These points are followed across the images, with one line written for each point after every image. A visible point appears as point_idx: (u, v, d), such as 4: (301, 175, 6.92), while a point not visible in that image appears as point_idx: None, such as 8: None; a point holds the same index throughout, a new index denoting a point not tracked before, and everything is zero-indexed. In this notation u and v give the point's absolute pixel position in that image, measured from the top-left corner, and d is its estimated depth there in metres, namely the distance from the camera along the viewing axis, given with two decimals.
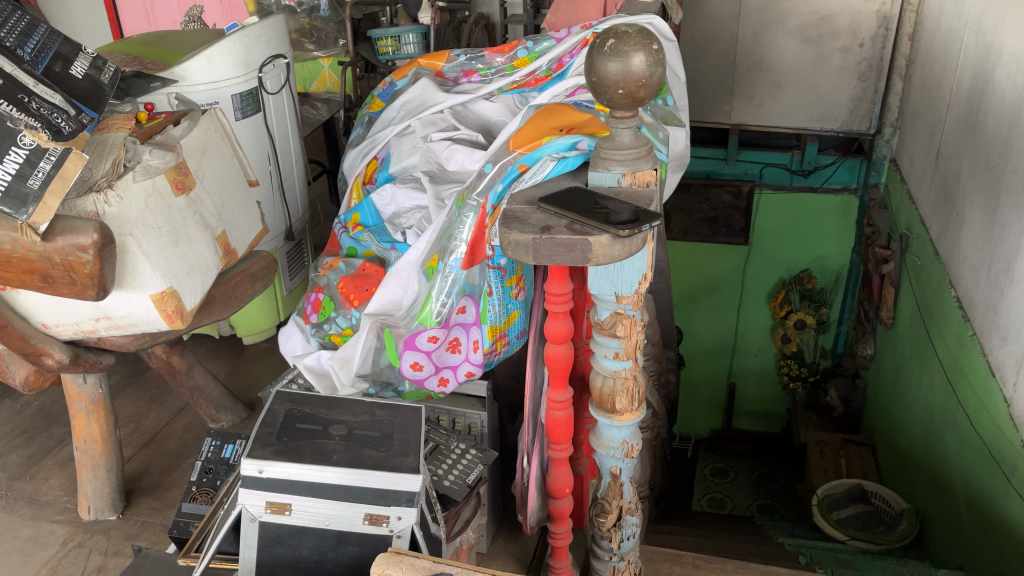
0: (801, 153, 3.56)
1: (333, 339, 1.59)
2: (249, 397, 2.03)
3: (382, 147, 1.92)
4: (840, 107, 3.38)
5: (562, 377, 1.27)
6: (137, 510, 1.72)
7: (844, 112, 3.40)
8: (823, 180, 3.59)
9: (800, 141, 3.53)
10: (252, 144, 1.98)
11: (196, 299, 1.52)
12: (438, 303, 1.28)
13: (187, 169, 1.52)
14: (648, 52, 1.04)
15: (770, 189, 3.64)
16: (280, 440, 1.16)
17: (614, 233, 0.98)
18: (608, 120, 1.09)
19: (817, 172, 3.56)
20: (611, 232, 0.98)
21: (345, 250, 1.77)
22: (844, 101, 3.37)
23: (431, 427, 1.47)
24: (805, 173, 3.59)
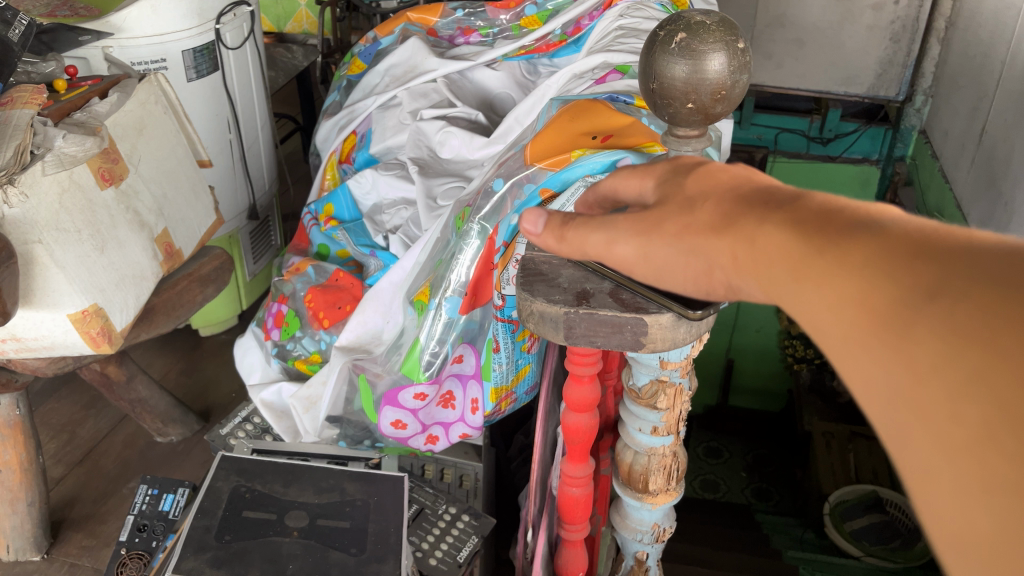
0: (818, 120, 3.26)
1: (298, 366, 1.32)
2: (202, 404, 1.76)
3: (362, 120, 1.62)
4: (867, 70, 2.98)
5: (583, 450, 1.00)
6: (65, 550, 1.46)
7: (870, 76, 3.01)
8: (843, 149, 3.28)
9: (814, 108, 3.26)
10: (207, 109, 1.67)
11: (128, 317, 1.24)
12: (427, 352, 1.01)
13: (116, 154, 1.23)
14: (730, 52, 0.75)
15: (784, 155, 3.35)
16: (220, 541, 0.89)
17: (681, 311, 0.69)
18: (665, 138, 0.81)
19: (833, 139, 3.28)
20: (676, 309, 0.69)
21: (316, 249, 1.47)
22: (871, 64, 2.98)
23: (417, 483, 1.21)
24: (824, 141, 3.27)
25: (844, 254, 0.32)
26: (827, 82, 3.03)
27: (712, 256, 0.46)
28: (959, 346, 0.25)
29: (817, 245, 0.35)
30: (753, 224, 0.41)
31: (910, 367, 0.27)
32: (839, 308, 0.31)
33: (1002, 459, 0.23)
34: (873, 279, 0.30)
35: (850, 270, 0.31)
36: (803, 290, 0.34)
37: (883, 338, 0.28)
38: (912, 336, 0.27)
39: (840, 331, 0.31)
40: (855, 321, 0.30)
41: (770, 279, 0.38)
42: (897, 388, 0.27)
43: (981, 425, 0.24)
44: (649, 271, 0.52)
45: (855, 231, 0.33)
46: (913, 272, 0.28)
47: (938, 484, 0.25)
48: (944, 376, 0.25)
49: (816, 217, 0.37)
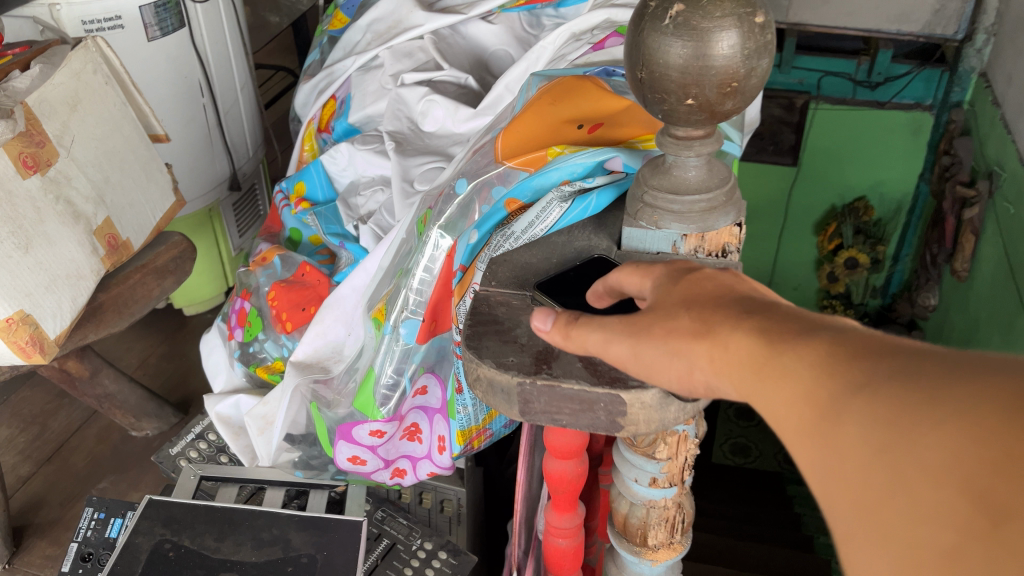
0: (869, 61, 2.48)
1: (259, 372, 1.17)
2: (182, 393, 1.63)
3: (342, 83, 1.44)
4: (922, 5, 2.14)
5: (569, 499, 0.85)
6: (28, 560, 1.35)
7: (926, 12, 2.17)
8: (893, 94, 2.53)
9: (866, 46, 2.45)
10: (173, 71, 1.50)
11: (62, 323, 1.10)
12: (381, 384, 0.85)
13: (42, 136, 1.06)
14: (744, 29, 0.55)
15: (827, 103, 2.62)
16: None
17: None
18: (660, 139, 0.63)
19: (882, 86, 2.52)
20: (664, 384, 0.52)
21: (288, 233, 1.31)
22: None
23: (390, 512, 1.06)
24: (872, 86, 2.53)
25: (787, 349, 0.38)
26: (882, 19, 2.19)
27: (686, 364, 0.44)
28: (873, 426, 0.32)
29: (767, 337, 0.40)
30: (716, 317, 0.44)
31: (834, 446, 0.33)
32: (782, 392, 0.37)
33: (896, 513, 0.30)
34: (818, 374, 0.36)
35: (792, 360, 0.37)
36: (753, 382, 0.39)
37: (813, 417, 0.35)
38: (841, 424, 0.33)
39: (781, 413, 0.37)
40: (799, 410, 0.36)
41: (738, 381, 0.40)
42: (823, 462, 0.33)
43: (885, 488, 0.30)
44: (641, 373, 0.47)
45: (799, 330, 0.39)
46: (844, 370, 0.35)
47: (853, 537, 0.31)
48: (859, 450, 0.32)
49: (778, 322, 0.41)
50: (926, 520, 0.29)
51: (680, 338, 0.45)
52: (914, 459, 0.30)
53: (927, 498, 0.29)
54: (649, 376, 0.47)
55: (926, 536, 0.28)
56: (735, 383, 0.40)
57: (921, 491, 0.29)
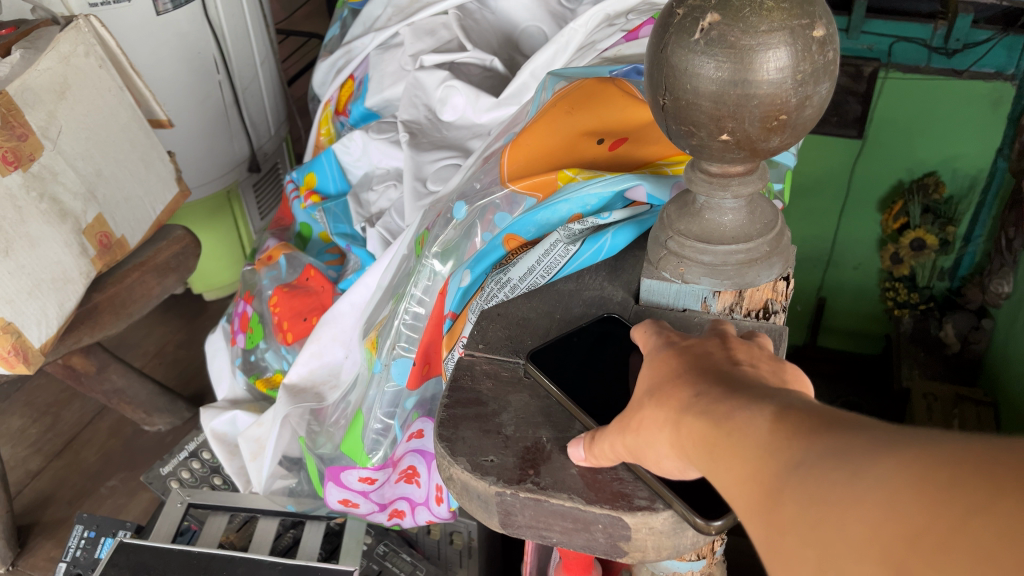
0: (947, 25, 1.88)
1: (260, 384, 1.09)
2: (196, 386, 1.56)
3: (361, 63, 1.32)
4: None
5: (583, 563, 0.75)
6: (32, 562, 1.31)
7: None
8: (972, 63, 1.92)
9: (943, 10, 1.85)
10: (187, 47, 1.40)
11: (48, 331, 1.02)
12: (370, 429, 0.77)
13: (24, 128, 0.97)
14: (797, 47, 0.43)
15: (899, 70, 1.99)
16: None
17: (687, 515, 0.40)
18: (690, 174, 0.51)
19: (963, 53, 1.91)
20: (678, 508, 0.41)
21: (298, 229, 1.22)
22: None
23: (393, 546, 0.97)
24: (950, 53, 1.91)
25: (719, 404, 0.35)
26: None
27: (668, 461, 0.38)
28: (804, 498, 0.29)
29: (704, 394, 0.36)
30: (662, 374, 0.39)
31: (770, 520, 0.30)
32: (714, 459, 0.34)
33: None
34: (759, 453, 0.31)
35: (722, 419, 0.34)
36: (687, 444, 0.35)
37: (748, 490, 0.31)
38: (780, 509, 0.30)
39: (716, 481, 0.34)
40: (745, 494, 0.32)
41: (681, 454, 0.36)
42: (772, 552, 0.30)
43: (820, 565, 0.27)
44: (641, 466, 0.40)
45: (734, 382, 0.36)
46: (782, 448, 0.31)
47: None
48: (793, 526, 0.29)
49: (718, 389, 0.36)
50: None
51: (648, 418, 0.38)
52: (844, 535, 0.27)
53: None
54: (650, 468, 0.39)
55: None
56: (685, 459, 0.36)
57: (853, 570, 0.26)
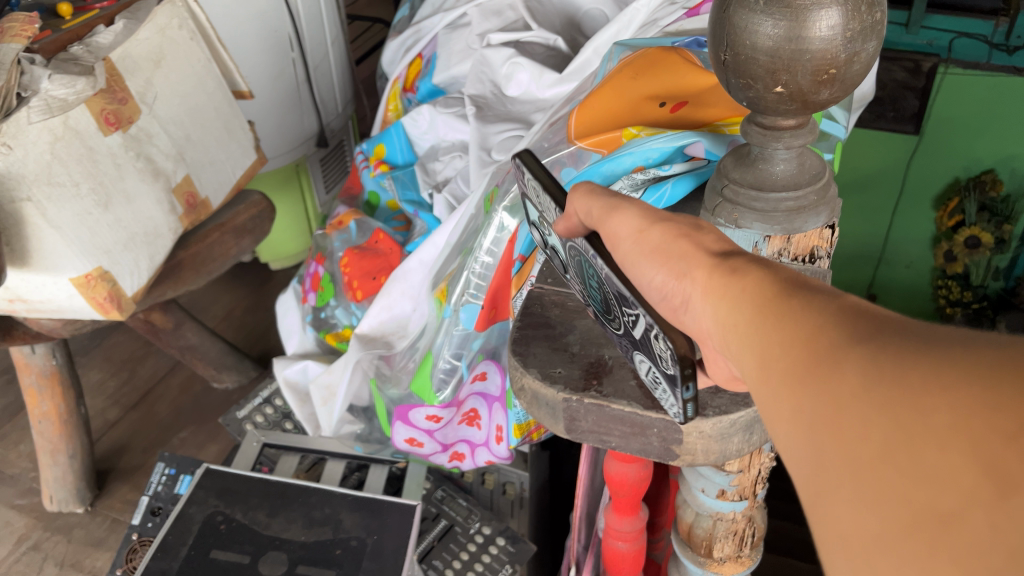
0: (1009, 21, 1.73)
1: (330, 338, 1.17)
2: (262, 348, 1.65)
3: (429, 42, 1.39)
4: None
5: (631, 502, 0.80)
6: (109, 504, 1.40)
7: None
8: None
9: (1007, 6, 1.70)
10: (265, 26, 1.48)
11: (139, 281, 1.11)
12: (439, 368, 0.84)
13: (124, 92, 1.06)
14: (847, 8, 0.47)
15: (959, 66, 1.74)
16: None
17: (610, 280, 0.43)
18: (745, 128, 0.56)
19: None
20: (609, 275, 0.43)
21: (367, 197, 1.29)
22: None
23: (450, 493, 1.03)
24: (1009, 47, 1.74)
25: (788, 298, 0.33)
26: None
27: (669, 264, 0.41)
28: (876, 377, 0.26)
29: (760, 278, 0.36)
30: (714, 277, 0.38)
31: (821, 386, 0.28)
32: (771, 343, 0.32)
33: (895, 475, 0.24)
34: (823, 324, 0.30)
35: (793, 310, 0.32)
36: (747, 333, 0.34)
37: (802, 373, 0.30)
38: (837, 374, 0.28)
39: (766, 364, 0.32)
40: (795, 362, 0.30)
41: (732, 330, 0.35)
42: (814, 416, 0.28)
43: (884, 446, 0.25)
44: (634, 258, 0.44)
45: (805, 281, 0.34)
46: (853, 324, 0.29)
47: (835, 501, 0.26)
48: (858, 402, 0.26)
49: (788, 279, 0.35)
50: (927, 482, 0.23)
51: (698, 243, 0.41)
52: (923, 415, 0.24)
53: (934, 460, 0.23)
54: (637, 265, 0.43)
55: (929, 504, 0.23)
56: (722, 326, 0.36)
57: (927, 452, 0.24)
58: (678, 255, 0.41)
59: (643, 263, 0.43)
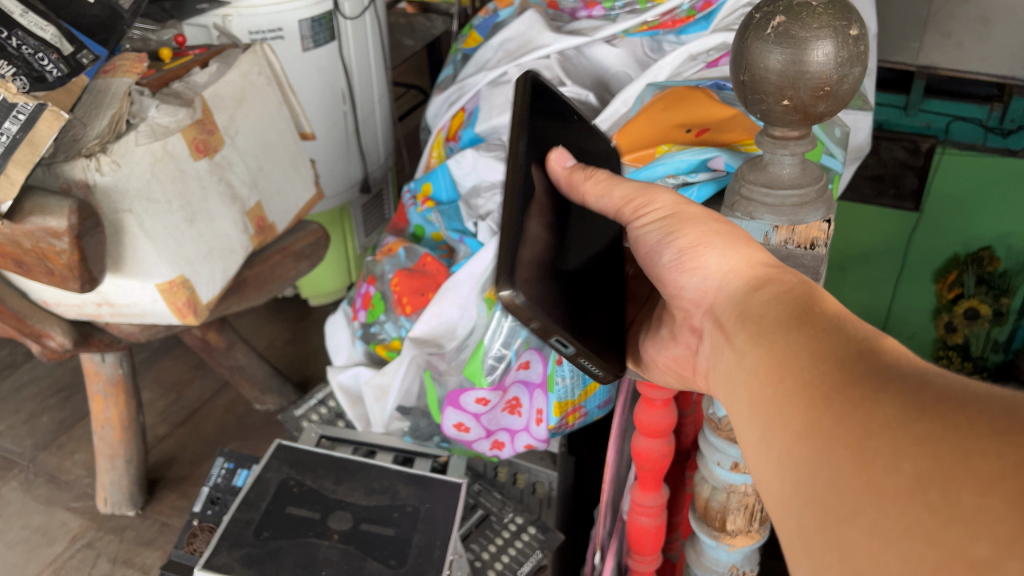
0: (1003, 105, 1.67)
1: (379, 350, 1.29)
2: (301, 375, 1.76)
3: (471, 97, 1.54)
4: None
5: (655, 478, 0.90)
6: (158, 508, 1.50)
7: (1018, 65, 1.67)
8: None
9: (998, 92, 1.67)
10: (322, 79, 1.65)
11: (214, 290, 1.24)
12: (490, 356, 1.01)
13: (212, 125, 1.21)
14: (839, 42, 0.61)
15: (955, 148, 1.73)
16: (257, 539, 0.87)
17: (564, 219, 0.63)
18: (760, 139, 0.70)
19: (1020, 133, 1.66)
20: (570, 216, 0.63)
21: (413, 229, 1.43)
22: None
23: (485, 487, 1.14)
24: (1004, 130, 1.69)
25: (831, 334, 0.41)
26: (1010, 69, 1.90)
27: (693, 238, 0.57)
28: (915, 417, 0.33)
29: (806, 322, 0.43)
30: (763, 304, 0.48)
31: (860, 419, 0.35)
32: (814, 365, 0.40)
33: (927, 509, 0.31)
34: (862, 373, 0.37)
35: (839, 343, 0.40)
36: (791, 368, 0.41)
37: (841, 396, 0.37)
38: (875, 412, 0.35)
39: (804, 386, 0.39)
40: (835, 393, 0.37)
41: (779, 365, 0.42)
42: (846, 445, 0.35)
43: (916, 480, 0.31)
44: (672, 220, 0.59)
45: (852, 320, 0.42)
46: (893, 376, 0.36)
47: (863, 516, 0.33)
48: (896, 438, 0.33)
49: (830, 323, 0.42)
50: (955, 521, 0.30)
51: (734, 232, 0.56)
52: (961, 460, 0.31)
53: (965, 502, 0.30)
54: (668, 227, 0.59)
55: (957, 544, 0.29)
56: (766, 360, 0.44)
57: (961, 494, 0.30)
58: (714, 233, 0.56)
59: (678, 224, 0.58)
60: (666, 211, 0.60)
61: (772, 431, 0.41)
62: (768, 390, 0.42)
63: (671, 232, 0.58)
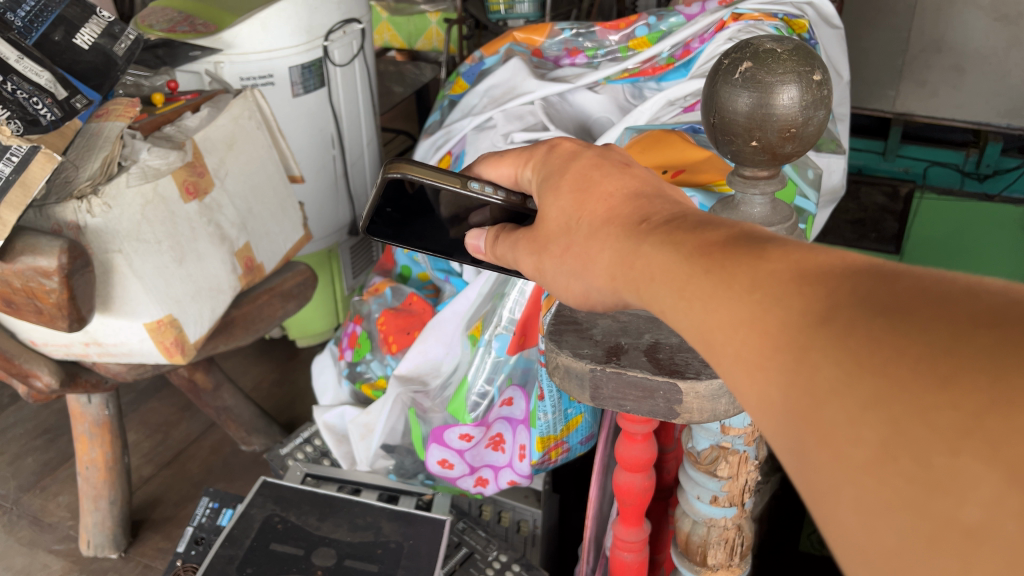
0: (978, 152, 2.05)
1: (365, 389, 1.30)
2: (288, 416, 1.77)
3: (458, 141, 1.53)
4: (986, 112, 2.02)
5: (637, 513, 0.91)
6: (142, 550, 1.49)
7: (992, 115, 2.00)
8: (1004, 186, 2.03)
9: (977, 138, 2.04)
10: (310, 125, 1.69)
11: (202, 329, 1.26)
12: (473, 392, 1.04)
13: (203, 167, 1.24)
14: (803, 85, 0.65)
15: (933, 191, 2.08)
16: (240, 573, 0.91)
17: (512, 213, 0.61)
18: (731, 178, 0.73)
19: (994, 177, 2.03)
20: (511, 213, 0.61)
21: (399, 269, 1.44)
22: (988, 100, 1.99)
23: (468, 525, 1.12)
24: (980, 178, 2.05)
25: (738, 274, 0.31)
26: (989, 113, 1.99)
27: (579, 279, 0.46)
28: (857, 375, 0.24)
29: (713, 264, 0.33)
30: (651, 255, 0.38)
31: (797, 381, 0.26)
32: (731, 329, 0.30)
33: (904, 480, 0.22)
34: (785, 314, 0.28)
35: (741, 295, 0.30)
36: (709, 335, 0.32)
37: (778, 357, 0.27)
38: (811, 362, 0.25)
39: (736, 354, 0.30)
40: (765, 357, 0.28)
41: (697, 333, 0.33)
42: (797, 418, 0.26)
43: (881, 449, 0.22)
44: (547, 286, 0.51)
45: (746, 255, 0.32)
46: (817, 312, 0.27)
47: (841, 504, 0.23)
48: (845, 399, 0.24)
49: (729, 260, 0.33)
50: (939, 489, 0.21)
51: (575, 256, 0.46)
52: (922, 410, 0.22)
53: (942, 466, 0.21)
54: (552, 289, 0.50)
55: (944, 511, 0.21)
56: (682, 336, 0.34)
57: (934, 457, 0.21)
58: (574, 276, 0.47)
59: (551, 286, 0.50)
60: (536, 275, 0.51)
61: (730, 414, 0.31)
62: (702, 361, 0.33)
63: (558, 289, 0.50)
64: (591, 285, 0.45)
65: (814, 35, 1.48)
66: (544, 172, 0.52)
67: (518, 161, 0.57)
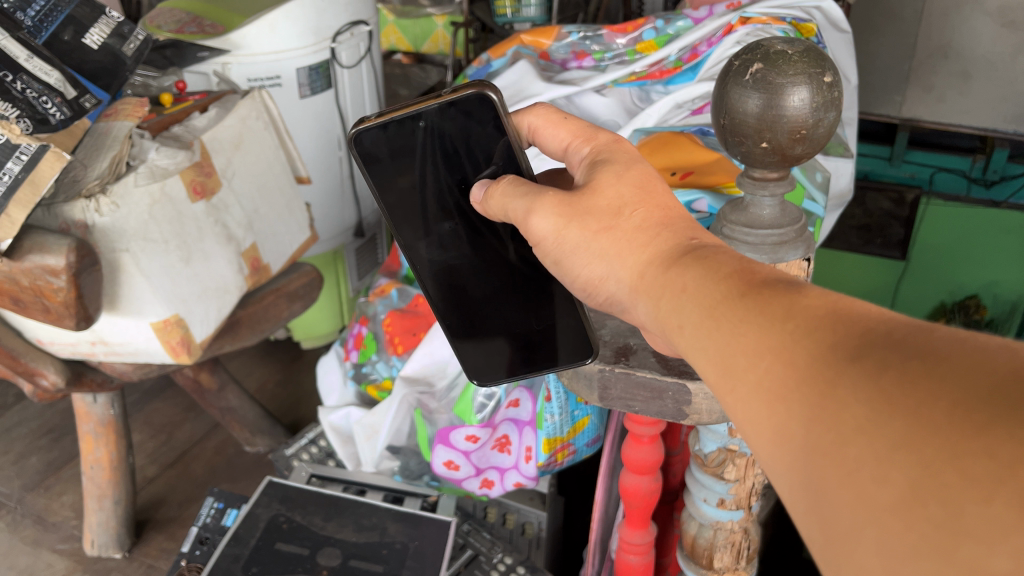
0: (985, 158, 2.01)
1: (370, 391, 1.30)
2: (292, 417, 1.76)
3: None
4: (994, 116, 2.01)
5: (643, 515, 0.91)
6: (145, 551, 1.48)
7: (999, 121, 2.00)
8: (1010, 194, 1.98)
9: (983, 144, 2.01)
10: (317, 126, 1.69)
11: (208, 329, 1.26)
12: (480, 394, 1.04)
13: (211, 167, 1.24)
14: (814, 87, 0.64)
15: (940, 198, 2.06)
16: (246, 572, 0.92)
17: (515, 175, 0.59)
18: (740, 180, 0.72)
19: (1001, 184, 1.99)
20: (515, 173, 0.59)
21: (405, 271, 1.44)
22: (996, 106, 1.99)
23: (473, 527, 1.11)
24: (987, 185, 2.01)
25: (753, 310, 0.33)
26: (996, 119, 1.99)
27: (600, 261, 0.46)
28: (889, 417, 0.25)
29: (742, 296, 0.35)
30: (668, 305, 0.39)
31: (819, 417, 0.27)
32: (750, 356, 0.32)
33: (930, 524, 0.23)
34: (811, 359, 0.29)
35: (770, 324, 0.32)
36: (722, 372, 0.33)
37: (800, 393, 0.29)
38: (836, 397, 0.27)
39: (756, 389, 0.31)
40: (787, 394, 0.29)
41: (714, 363, 0.34)
42: (817, 450, 0.27)
43: (910, 491, 0.24)
44: (558, 256, 0.49)
45: (778, 288, 0.34)
46: (842, 360, 0.28)
47: (861, 544, 0.25)
48: (874, 441, 0.25)
49: (745, 304, 0.34)
50: (966, 537, 0.22)
51: (614, 240, 0.46)
52: (954, 455, 0.23)
53: (972, 515, 0.22)
54: (563, 263, 0.49)
55: (970, 560, 0.22)
56: (696, 363, 0.36)
57: (966, 504, 0.22)
58: (598, 255, 0.47)
59: (566, 265, 0.49)
60: (550, 239, 0.49)
61: (750, 444, 0.32)
62: (718, 393, 0.34)
63: (565, 274, 0.50)
64: (617, 273, 0.45)
65: (822, 39, 1.47)
66: (603, 151, 0.52)
67: (576, 132, 0.55)
